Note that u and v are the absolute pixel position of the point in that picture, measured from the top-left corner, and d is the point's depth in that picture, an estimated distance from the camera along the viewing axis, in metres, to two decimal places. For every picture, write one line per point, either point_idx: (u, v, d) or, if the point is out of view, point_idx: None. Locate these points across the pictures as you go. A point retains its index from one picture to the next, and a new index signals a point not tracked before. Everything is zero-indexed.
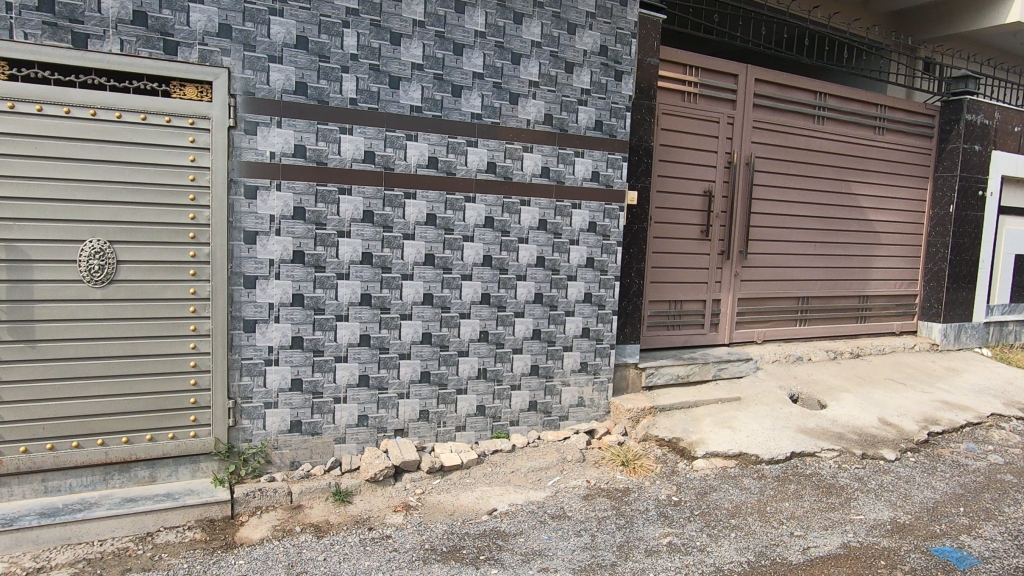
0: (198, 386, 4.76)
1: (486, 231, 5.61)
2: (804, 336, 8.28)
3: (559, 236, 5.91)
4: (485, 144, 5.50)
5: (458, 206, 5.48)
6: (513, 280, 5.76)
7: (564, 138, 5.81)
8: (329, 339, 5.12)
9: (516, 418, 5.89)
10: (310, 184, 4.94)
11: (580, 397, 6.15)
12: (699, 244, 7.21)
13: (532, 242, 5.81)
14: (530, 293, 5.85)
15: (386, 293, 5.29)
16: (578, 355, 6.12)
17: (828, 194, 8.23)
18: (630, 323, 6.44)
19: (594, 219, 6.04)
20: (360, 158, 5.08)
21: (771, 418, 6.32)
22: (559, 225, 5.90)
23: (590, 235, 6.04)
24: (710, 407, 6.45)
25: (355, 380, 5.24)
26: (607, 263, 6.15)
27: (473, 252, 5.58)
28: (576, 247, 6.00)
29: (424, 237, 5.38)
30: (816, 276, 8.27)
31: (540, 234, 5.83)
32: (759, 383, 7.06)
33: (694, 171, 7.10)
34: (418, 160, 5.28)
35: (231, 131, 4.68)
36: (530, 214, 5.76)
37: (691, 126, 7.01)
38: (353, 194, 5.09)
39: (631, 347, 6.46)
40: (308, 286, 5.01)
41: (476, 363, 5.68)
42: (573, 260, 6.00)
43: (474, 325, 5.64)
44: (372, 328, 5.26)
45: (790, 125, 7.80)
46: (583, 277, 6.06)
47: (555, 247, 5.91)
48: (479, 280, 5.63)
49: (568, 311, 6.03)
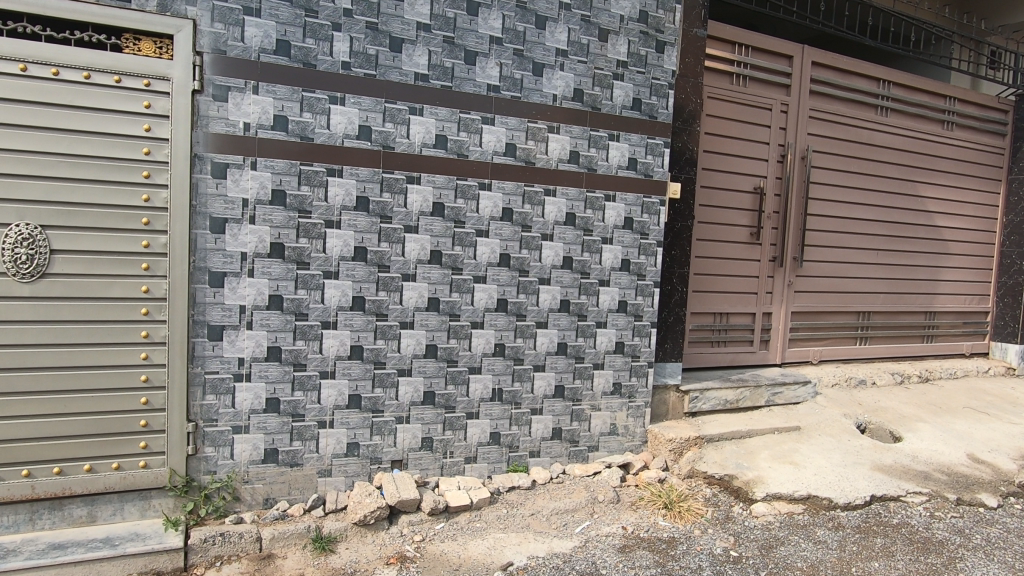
0: (151, 406, 3.91)
1: (504, 226, 4.73)
2: (864, 356, 7.24)
3: (590, 234, 5.01)
4: (503, 122, 4.65)
5: (470, 195, 4.61)
6: (534, 284, 4.87)
7: (597, 118, 4.94)
8: (313, 351, 4.26)
9: (536, 449, 4.96)
10: (292, 163, 4.11)
11: (613, 424, 5.21)
12: (748, 248, 6.26)
13: (558, 240, 4.92)
14: (554, 301, 4.94)
15: (383, 296, 4.42)
16: (611, 374, 5.18)
17: (893, 195, 7.23)
18: (671, 337, 5.49)
19: (630, 214, 5.14)
20: (353, 133, 4.25)
21: (839, 453, 5.32)
22: (591, 221, 5.01)
23: (626, 233, 5.14)
24: (765, 439, 5.47)
25: (344, 401, 4.36)
26: (646, 267, 5.23)
27: (488, 251, 4.70)
28: (610, 247, 5.09)
29: (429, 231, 4.51)
30: (879, 288, 7.25)
31: (568, 231, 4.94)
32: (821, 411, 6.06)
33: (743, 165, 6.16)
34: (422, 139, 4.43)
35: (196, 95, 3.87)
36: (555, 206, 4.88)
37: (740, 113, 6.09)
38: (343, 176, 4.25)
39: (671, 366, 5.51)
40: (289, 286, 4.17)
41: (490, 382, 4.78)
42: (605, 262, 5.09)
43: (488, 338, 4.75)
44: (366, 338, 4.39)
45: (851, 116, 6.84)
46: (617, 283, 5.14)
47: (585, 247, 5.01)
48: (495, 284, 4.75)
49: (599, 323, 5.11)
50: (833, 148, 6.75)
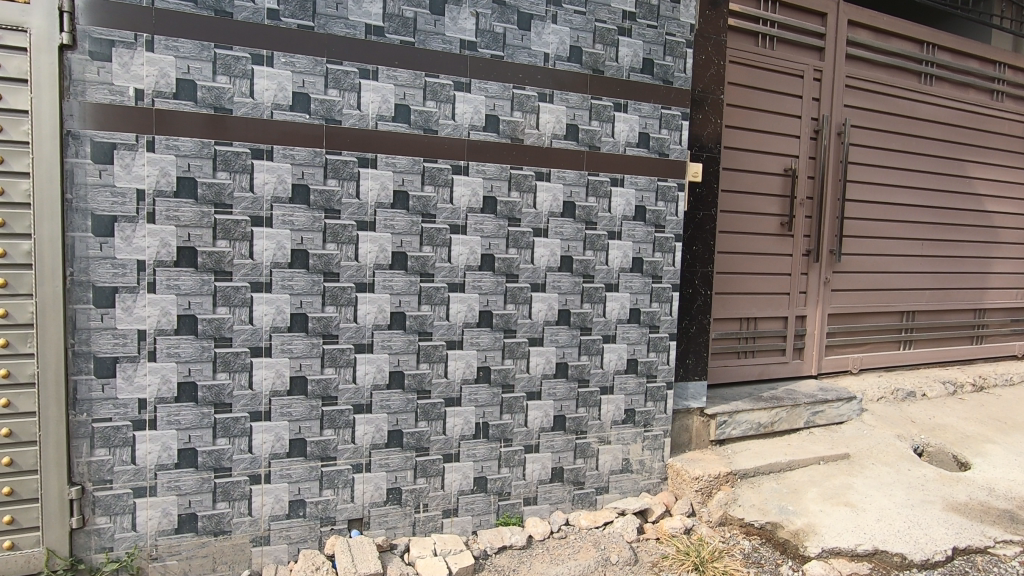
0: (17, 468, 2.96)
1: (486, 219, 3.77)
2: (909, 362, 6.28)
3: (593, 227, 4.05)
4: (482, 88, 3.69)
5: (441, 181, 3.64)
6: (526, 291, 3.90)
7: (599, 83, 3.98)
8: (240, 386, 3.30)
9: (532, 496, 4.01)
10: (203, 142, 3.14)
11: (625, 460, 4.26)
12: (778, 241, 5.31)
13: (554, 236, 3.95)
14: (551, 312, 3.98)
15: (331, 312, 3.45)
16: (622, 399, 4.23)
17: (939, 176, 6.28)
18: (693, 351, 4.52)
19: (642, 202, 4.18)
20: (285, 103, 3.27)
21: (901, 488, 4.38)
22: (595, 211, 4.04)
23: (637, 226, 4.17)
24: (810, 472, 4.52)
25: (283, 448, 3.40)
26: (662, 267, 4.27)
27: (466, 251, 3.73)
28: (618, 243, 4.13)
29: (390, 228, 3.55)
30: (925, 283, 6.28)
31: (566, 225, 3.98)
32: (870, 432, 5.11)
33: (771, 143, 5.20)
34: (378, 110, 3.46)
35: (65, 53, 2.90)
36: (550, 193, 3.91)
37: (767, 80, 5.13)
38: (275, 159, 3.28)
39: (694, 387, 4.55)
40: (204, 303, 3.20)
41: (472, 415, 3.82)
42: (613, 263, 4.13)
43: (468, 360, 3.78)
44: (310, 366, 3.43)
45: (891, 85, 5.87)
46: (628, 287, 4.18)
47: (587, 244, 4.04)
48: (476, 293, 3.78)
49: (606, 337, 4.15)
50: (872, 122, 5.80)
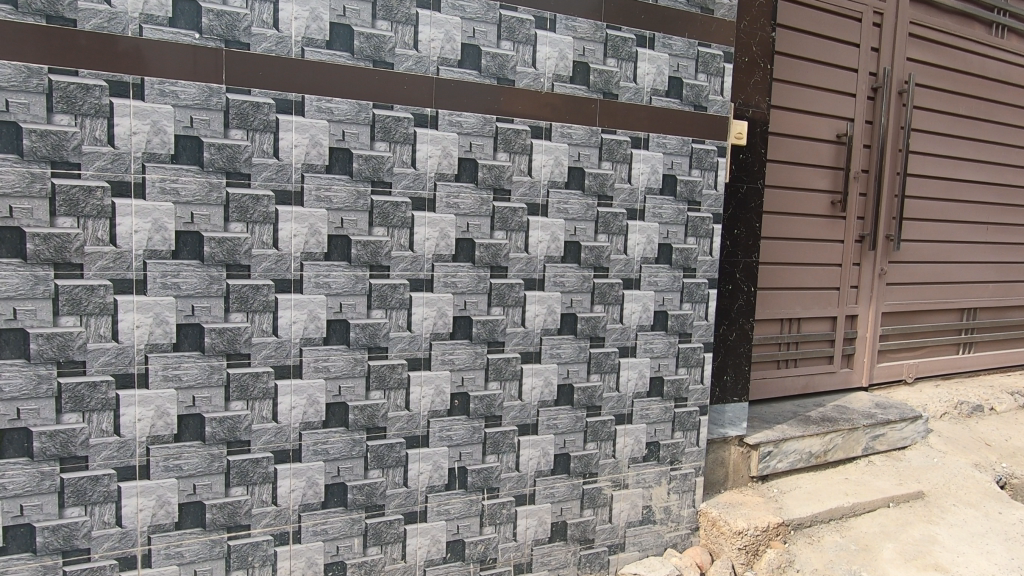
0: None
1: (462, 190, 2.73)
2: (970, 368, 5.30)
3: (607, 204, 3.02)
4: (457, 6, 2.63)
5: (398, 136, 2.59)
6: (517, 290, 2.87)
7: (617, 8, 2.93)
8: (100, 431, 2.26)
9: (526, 562, 3.01)
10: (30, 69, 2.06)
11: (646, 508, 3.27)
12: (827, 225, 4.31)
13: (555, 216, 2.92)
14: (551, 317, 2.96)
15: (238, 322, 2.41)
16: (643, 430, 3.23)
17: (1007, 149, 5.27)
18: (732, 364, 3.52)
19: (671, 171, 3.15)
20: (162, 15, 2.21)
21: (999, 542, 3.42)
22: (611, 182, 3.01)
23: (664, 202, 3.15)
24: (879, 518, 3.55)
25: (169, 517, 2.37)
26: (695, 256, 3.25)
27: (434, 235, 2.69)
28: (640, 225, 3.10)
29: (325, 202, 2.50)
30: (990, 275, 5.28)
31: (571, 199, 2.95)
32: (941, 460, 4.15)
33: (822, 102, 4.17)
34: (304, 30, 2.39)
35: None
36: (550, 155, 2.87)
37: (819, 22, 4.09)
38: (147, 98, 2.22)
39: (732, 410, 3.54)
40: (40, 312, 2.15)
41: (444, 458, 2.80)
42: (633, 252, 3.10)
43: (438, 385, 2.76)
44: (208, 400, 2.40)
45: (959, 35, 4.84)
46: (652, 284, 3.16)
47: (600, 226, 3.01)
48: (448, 293, 2.75)
49: (623, 350, 3.14)
50: (935, 80, 4.78)
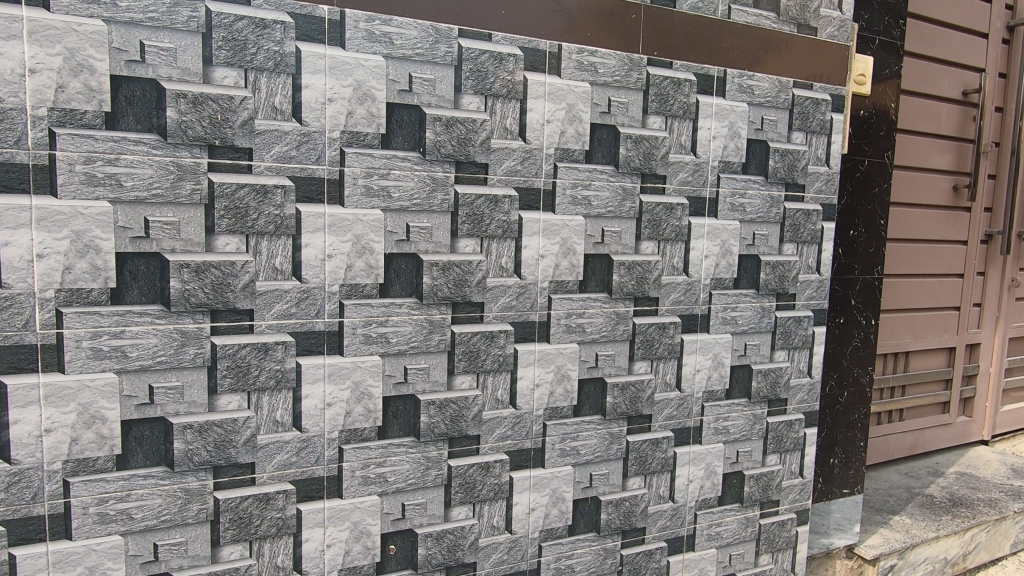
0: None
1: (395, 164, 1.46)
2: None
3: (657, 191, 1.76)
4: None
5: (263, 58, 1.33)
6: (502, 344, 1.61)
7: None
8: None
9: None
10: None
11: None
12: (948, 220, 3.06)
13: (568, 211, 1.66)
14: (562, 388, 1.70)
15: None
16: (713, 559, 1.98)
17: None
18: (842, 439, 2.25)
19: (760, 134, 1.88)
20: None
21: None
22: (664, 153, 1.75)
23: (749, 187, 1.88)
24: None
25: None
26: (794, 275, 1.99)
27: (343, 250, 1.43)
28: (711, 226, 1.84)
29: (107, 186, 1.23)
30: None
31: (596, 183, 1.68)
32: None
33: (944, 45, 2.92)
34: None
35: None
36: (559, 102, 1.61)
37: None
38: None
39: (840, 509, 2.29)
40: None
41: None
42: (699, 271, 1.84)
43: (357, 522, 1.51)
44: None
45: None
46: (728, 322, 1.91)
47: (645, 228, 1.75)
48: (373, 356, 1.49)
49: (681, 434, 1.89)
50: None
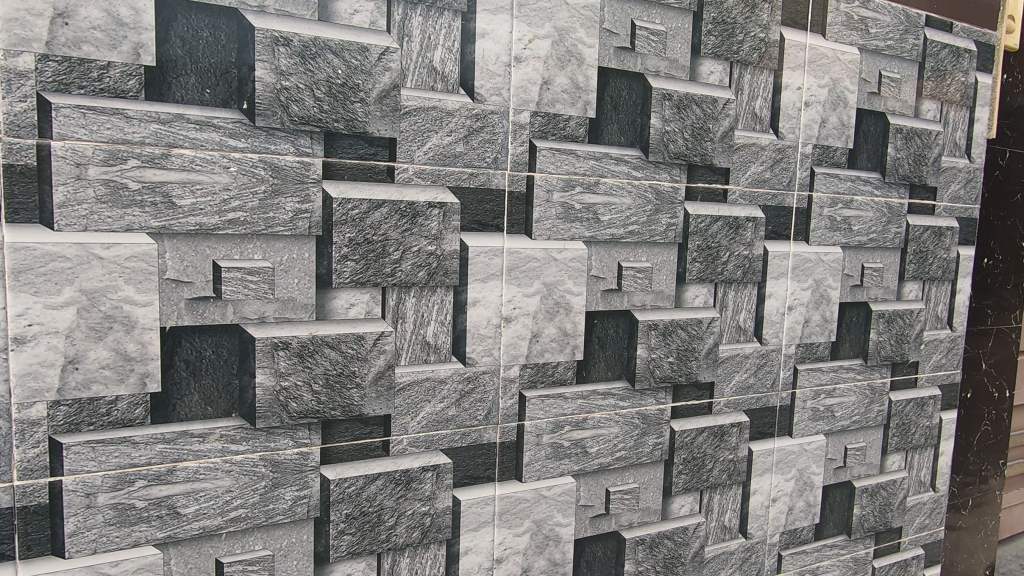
0: None
1: (180, 135, 0.67)
2: None
3: (713, 196, 0.99)
4: None
5: None
6: (430, 494, 0.83)
7: None
8: None
9: None
10: None
11: None
12: None
13: (555, 234, 0.87)
14: (547, 561, 0.92)
15: None
16: None
17: None
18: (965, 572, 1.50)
19: (876, 101, 1.12)
20: None
21: None
22: (727, 129, 0.98)
23: (858, 190, 1.12)
24: None
25: None
26: (918, 334, 1.24)
27: (58, 327, 0.63)
28: (797, 257, 1.07)
29: None
30: None
31: (608, 181, 0.90)
32: None
33: None
34: None
35: None
36: (540, 23, 0.83)
37: None
38: None
39: None
40: None
41: None
42: (778, 334, 1.08)
43: None
44: None
45: None
46: (820, 417, 1.15)
47: (694, 263, 0.98)
48: (141, 549, 0.69)
49: None
50: None
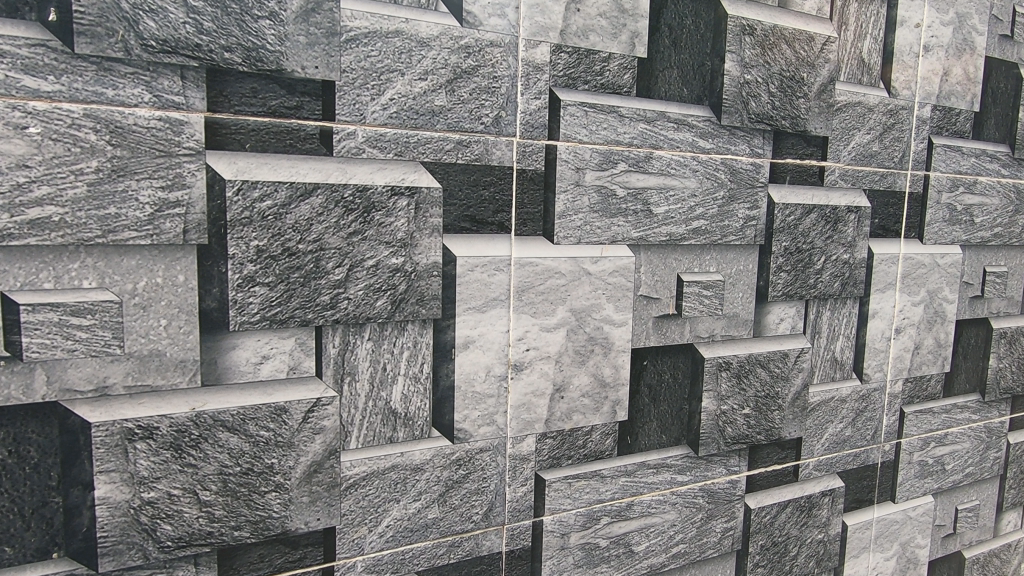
0: None
1: None
2: None
3: (804, 178, 0.70)
4: None
5: None
6: None
7: None
8: None
9: None
10: None
11: None
12: None
13: (589, 236, 0.57)
14: None
15: None
16: None
17: None
18: None
19: (1008, 47, 0.83)
20: None
21: None
22: (826, 81, 0.68)
23: (983, 169, 0.83)
24: None
25: None
26: None
27: None
28: (908, 261, 0.78)
29: None
30: None
31: (665, 155, 0.60)
32: None
33: None
34: None
35: None
36: None
37: None
38: None
39: None
40: None
41: None
42: (882, 368, 0.79)
43: None
44: None
45: None
46: (928, 473, 0.86)
47: (779, 273, 0.69)
48: None
49: None
50: None
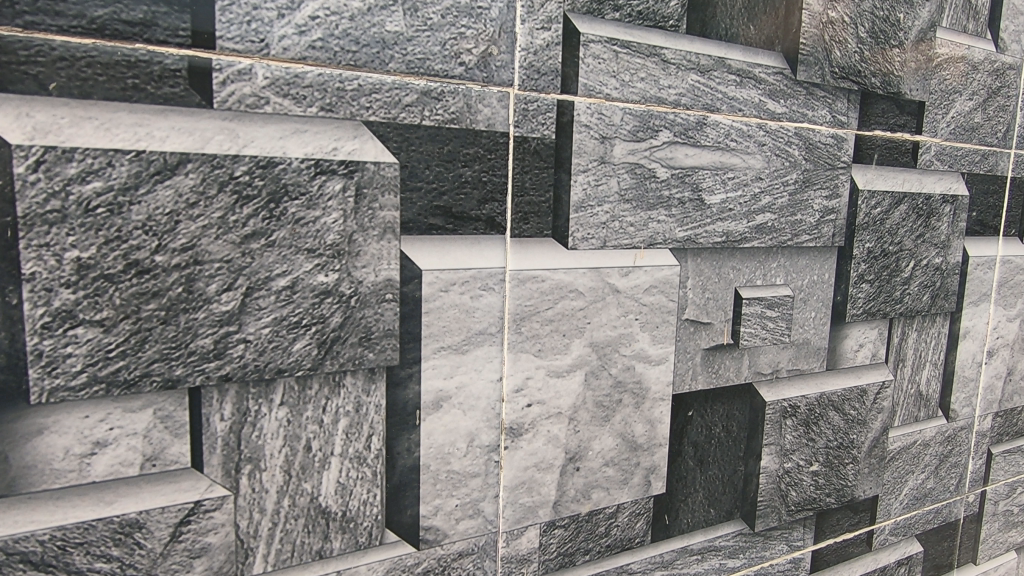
0: None
1: None
2: None
3: (893, 157, 0.52)
4: None
5: None
6: None
7: None
8: None
9: None
10: None
11: None
12: None
13: (617, 238, 0.39)
14: None
15: None
16: None
17: None
18: None
19: None
20: None
21: None
22: (929, 24, 0.50)
23: None
24: None
25: None
26: None
27: None
28: (1006, 266, 0.61)
29: None
30: None
31: (722, 121, 0.42)
32: None
33: None
34: None
35: None
36: None
37: None
38: None
39: None
40: None
41: None
42: (970, 400, 0.62)
43: None
44: None
45: None
46: (1013, 524, 0.70)
47: (860, 285, 0.51)
48: None
49: None
50: None
